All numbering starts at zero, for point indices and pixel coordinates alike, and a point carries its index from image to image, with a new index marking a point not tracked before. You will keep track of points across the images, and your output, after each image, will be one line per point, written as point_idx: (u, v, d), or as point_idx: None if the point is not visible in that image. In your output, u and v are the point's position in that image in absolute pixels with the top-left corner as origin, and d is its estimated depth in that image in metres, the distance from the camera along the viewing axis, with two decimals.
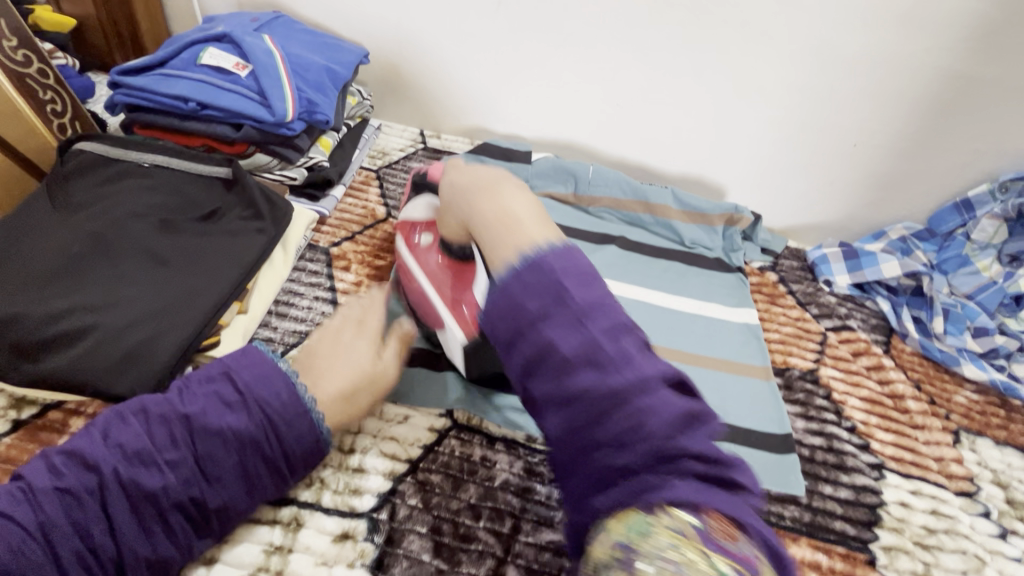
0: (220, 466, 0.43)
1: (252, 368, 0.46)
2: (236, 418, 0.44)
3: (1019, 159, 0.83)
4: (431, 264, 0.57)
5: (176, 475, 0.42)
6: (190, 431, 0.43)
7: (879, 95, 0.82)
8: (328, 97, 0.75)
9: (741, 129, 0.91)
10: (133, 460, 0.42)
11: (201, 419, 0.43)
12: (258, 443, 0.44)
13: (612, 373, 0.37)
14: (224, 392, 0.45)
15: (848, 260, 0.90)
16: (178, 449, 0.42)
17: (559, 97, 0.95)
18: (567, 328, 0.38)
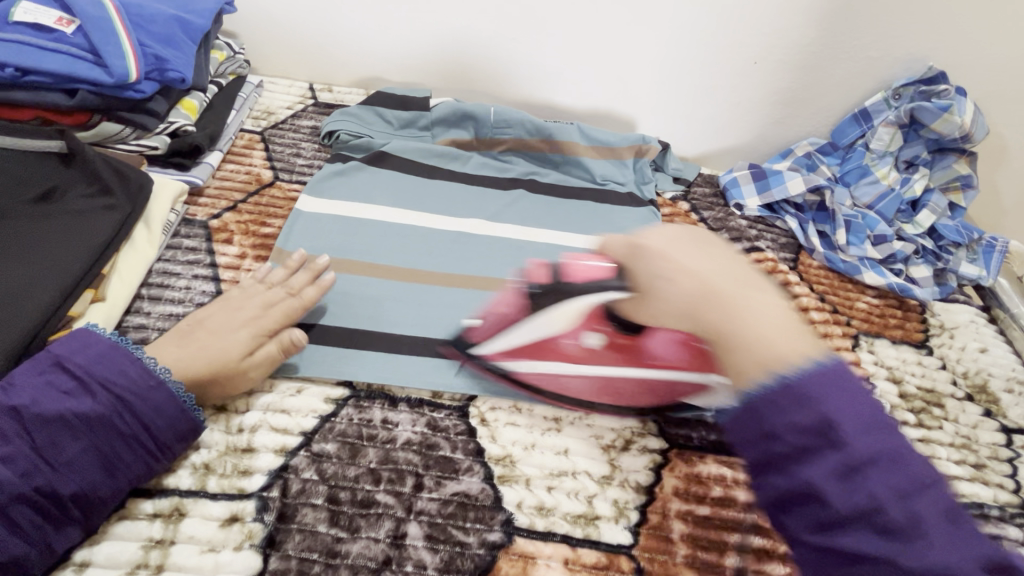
0: (65, 454, 0.41)
1: (84, 351, 0.44)
2: (77, 401, 0.42)
3: (909, 64, 0.84)
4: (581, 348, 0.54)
5: (11, 469, 0.39)
6: (22, 422, 0.41)
7: (776, 7, 0.80)
8: (183, 52, 0.67)
9: (645, 55, 0.88)
10: None
11: (32, 408, 0.41)
12: (108, 422, 0.43)
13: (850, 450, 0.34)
14: (61, 377, 0.43)
15: (757, 181, 0.90)
16: (10, 442, 0.40)
17: (453, 35, 0.88)
18: (801, 413, 0.35)
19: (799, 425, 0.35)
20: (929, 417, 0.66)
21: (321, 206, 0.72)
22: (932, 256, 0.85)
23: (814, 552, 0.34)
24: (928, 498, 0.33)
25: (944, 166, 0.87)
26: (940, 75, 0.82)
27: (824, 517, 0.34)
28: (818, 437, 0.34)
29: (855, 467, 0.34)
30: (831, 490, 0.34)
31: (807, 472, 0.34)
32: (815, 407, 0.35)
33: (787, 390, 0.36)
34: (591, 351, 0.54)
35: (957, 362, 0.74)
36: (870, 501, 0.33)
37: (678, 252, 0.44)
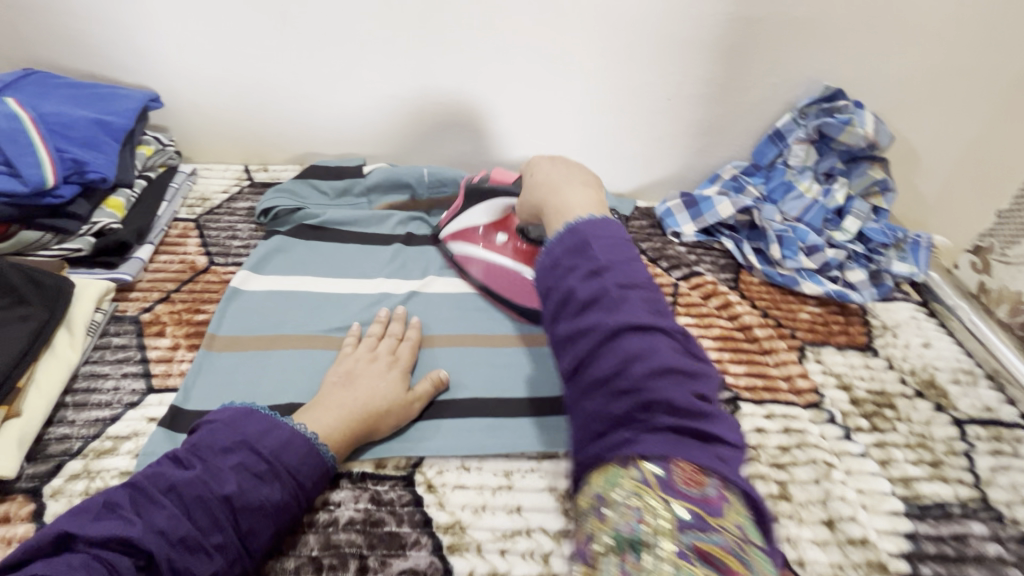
0: (259, 537, 0.44)
1: (271, 435, 0.47)
2: (271, 489, 0.45)
3: (809, 85, 0.89)
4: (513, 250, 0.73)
5: (223, 557, 0.42)
6: (231, 509, 0.43)
7: (676, 48, 0.86)
8: (105, 153, 0.68)
9: (565, 104, 0.92)
10: (179, 546, 0.40)
11: (241, 497, 0.43)
12: (289, 507, 0.46)
13: (648, 353, 0.39)
14: (216, 464, 0.44)
15: (690, 209, 0.93)
16: (222, 531, 0.42)
17: (379, 104, 0.91)
18: (617, 314, 0.41)
19: (657, 373, 0.38)
20: (882, 420, 0.66)
21: (257, 286, 0.71)
22: (865, 259, 0.88)
23: (662, 375, 0.38)
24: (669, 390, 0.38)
25: (861, 174, 0.91)
26: (837, 92, 0.88)
27: (628, 357, 0.39)
28: (601, 278, 0.43)
29: (672, 370, 0.38)
30: (662, 389, 0.38)
31: (589, 319, 0.41)
32: (637, 334, 0.40)
33: (575, 239, 0.46)
34: (499, 247, 0.74)
35: (904, 360, 0.76)
36: (653, 369, 0.39)
37: (544, 163, 0.61)
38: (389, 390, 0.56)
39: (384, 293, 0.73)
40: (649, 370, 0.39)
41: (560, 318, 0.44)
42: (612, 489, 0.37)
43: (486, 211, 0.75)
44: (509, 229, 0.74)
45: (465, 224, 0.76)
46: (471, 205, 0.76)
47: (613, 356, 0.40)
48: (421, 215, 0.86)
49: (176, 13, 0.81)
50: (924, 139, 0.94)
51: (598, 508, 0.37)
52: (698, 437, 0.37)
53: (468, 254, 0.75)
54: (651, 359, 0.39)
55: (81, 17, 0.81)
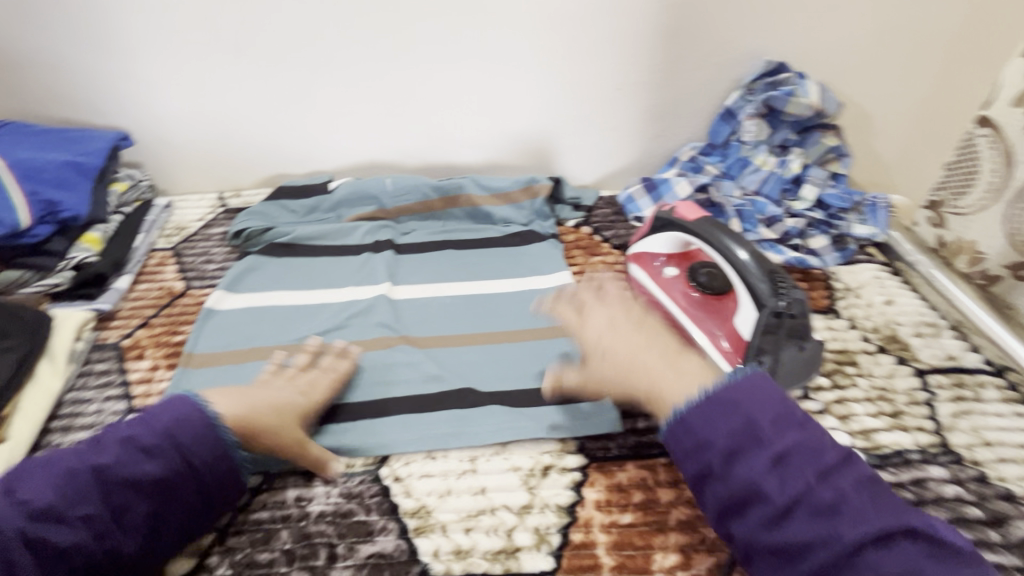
0: (122, 523, 0.45)
1: (113, 456, 0.47)
2: (137, 495, 0.46)
3: (752, 61, 0.91)
4: (681, 293, 0.69)
5: (87, 531, 0.44)
6: (100, 486, 0.45)
7: (618, 38, 0.88)
8: (77, 192, 0.72)
9: (519, 103, 0.94)
10: (41, 517, 0.43)
11: (113, 473, 0.46)
12: (107, 533, 0.44)
13: (790, 470, 0.42)
14: (138, 444, 0.48)
15: (650, 193, 0.95)
16: (92, 505, 0.44)
17: (339, 122, 0.94)
18: (731, 420, 0.45)
19: (788, 486, 0.42)
20: (843, 377, 0.68)
21: (231, 303, 0.74)
22: (826, 225, 0.90)
23: (806, 539, 0.40)
24: (841, 527, 0.39)
25: (815, 142, 0.93)
26: (779, 66, 0.90)
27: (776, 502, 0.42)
28: (781, 464, 0.42)
29: (884, 539, 0.39)
30: (770, 487, 0.42)
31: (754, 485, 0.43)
32: (766, 448, 0.43)
33: (717, 405, 0.46)
34: (669, 279, 0.71)
35: (866, 319, 0.77)
36: (795, 493, 0.41)
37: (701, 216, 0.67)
38: (293, 402, 0.57)
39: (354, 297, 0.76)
40: (770, 515, 0.42)
41: (684, 462, 0.47)
42: None
43: (667, 241, 0.72)
44: (685, 265, 0.72)
45: (646, 251, 0.74)
46: (650, 233, 0.73)
47: (759, 517, 0.42)
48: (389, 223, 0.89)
49: (134, 54, 0.85)
50: (874, 102, 0.96)
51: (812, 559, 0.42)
52: (906, 569, 0.37)
53: (655, 292, 0.71)
54: (773, 451, 0.43)
55: (48, 68, 0.86)
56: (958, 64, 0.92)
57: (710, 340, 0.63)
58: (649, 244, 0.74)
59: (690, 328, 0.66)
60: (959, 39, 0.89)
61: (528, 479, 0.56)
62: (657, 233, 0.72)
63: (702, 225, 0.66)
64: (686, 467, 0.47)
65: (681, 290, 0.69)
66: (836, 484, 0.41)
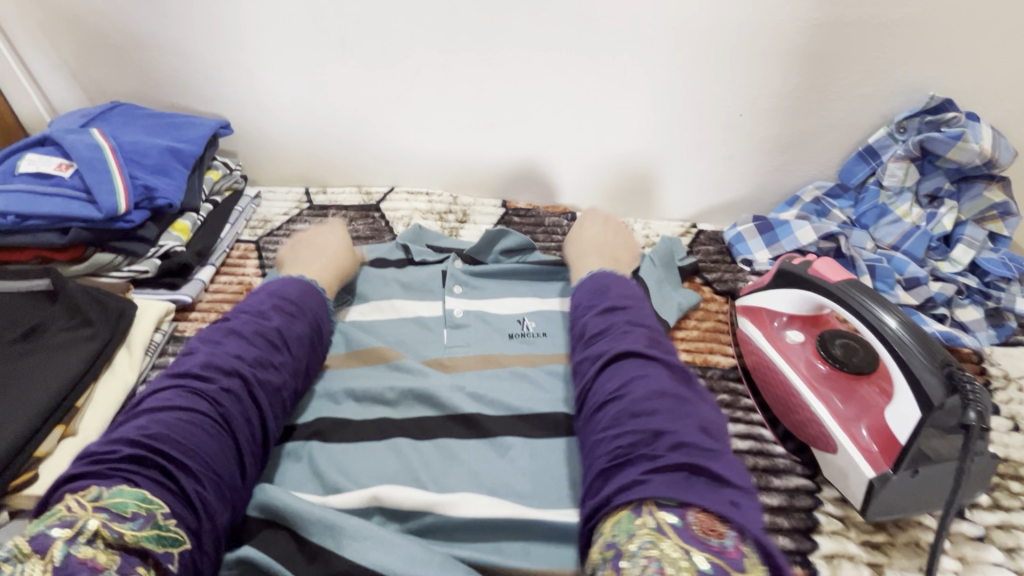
0: (278, 395, 0.52)
1: (294, 319, 0.57)
2: (273, 372, 0.52)
3: (910, 96, 0.78)
4: (806, 365, 0.59)
5: (285, 373, 0.53)
6: (283, 350, 0.54)
7: (751, 58, 0.77)
8: (174, 179, 0.72)
9: (627, 120, 0.85)
10: (254, 363, 0.50)
11: (251, 357, 0.51)
12: (280, 389, 0.52)
13: (650, 380, 0.46)
14: (278, 334, 0.54)
15: (764, 234, 0.84)
16: (280, 351, 0.53)
17: (433, 126, 0.90)
18: (636, 364, 0.48)
19: (653, 396, 0.44)
20: (1006, 495, 0.55)
21: None
22: (980, 295, 0.76)
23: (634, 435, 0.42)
24: (668, 428, 0.42)
25: (975, 196, 0.79)
26: (946, 103, 0.76)
27: (634, 408, 0.44)
28: (648, 380, 0.46)
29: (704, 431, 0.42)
30: (665, 412, 0.43)
31: (599, 345, 0.51)
32: (647, 384, 0.45)
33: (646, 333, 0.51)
34: (793, 346, 0.61)
35: None
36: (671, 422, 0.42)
37: (839, 277, 0.56)
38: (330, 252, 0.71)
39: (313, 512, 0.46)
40: (646, 433, 0.42)
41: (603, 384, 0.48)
42: (626, 536, 0.37)
43: (792, 301, 0.61)
44: (811, 330, 0.62)
45: (764, 306, 0.64)
46: (771, 287, 0.63)
47: (630, 431, 0.42)
48: (450, 258, 0.74)
49: (242, 42, 0.84)
50: None
51: (611, 557, 0.36)
52: (691, 451, 0.40)
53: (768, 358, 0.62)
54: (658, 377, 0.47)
55: (161, 51, 0.87)
56: None
57: (846, 430, 0.53)
58: (768, 300, 0.63)
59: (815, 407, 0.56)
60: None
61: None
62: (780, 288, 0.62)
63: (845, 289, 0.55)
64: (587, 391, 0.50)
65: (806, 361, 0.59)
66: (683, 398, 0.45)
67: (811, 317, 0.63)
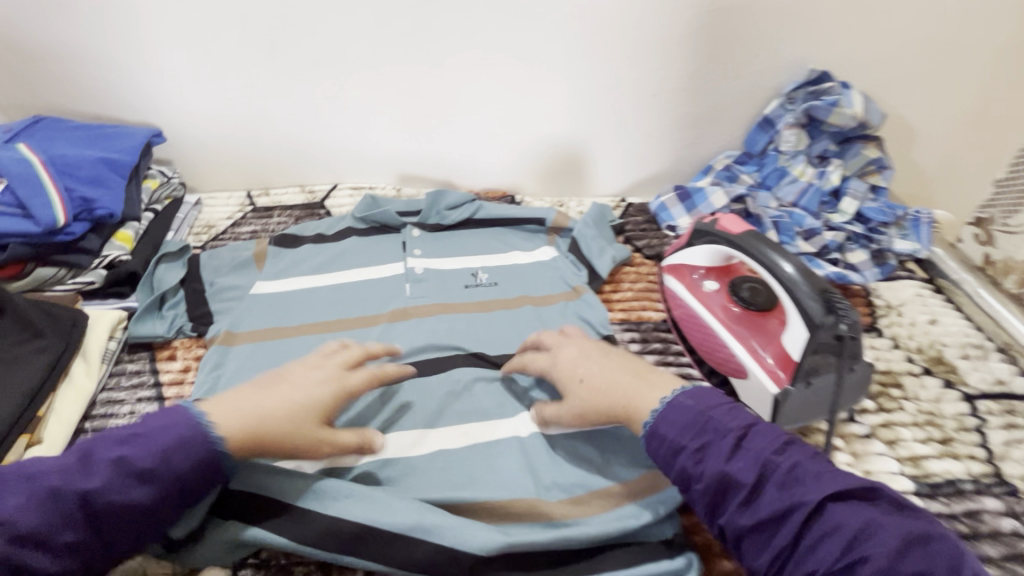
0: (142, 518, 0.45)
1: (171, 431, 0.47)
2: (139, 492, 0.44)
3: (794, 69, 0.89)
4: (721, 310, 0.67)
5: (144, 493, 0.44)
6: (138, 471, 0.44)
7: (658, 42, 0.85)
8: (112, 189, 0.72)
9: (554, 105, 0.92)
10: (100, 490, 0.43)
11: (95, 490, 0.43)
12: (145, 515, 0.45)
13: (800, 472, 0.43)
14: (112, 454, 0.45)
15: (683, 202, 0.93)
16: (139, 486, 0.44)
17: (370, 122, 0.93)
18: (766, 454, 0.45)
19: (825, 495, 0.42)
20: (888, 400, 0.65)
21: (246, 321, 0.71)
22: (865, 239, 0.88)
23: (834, 542, 0.40)
24: (861, 523, 0.40)
25: (855, 154, 0.91)
26: (823, 75, 0.87)
27: (819, 519, 0.41)
28: (798, 466, 0.44)
29: (881, 503, 0.42)
30: (836, 507, 0.41)
31: (713, 462, 0.46)
32: (797, 474, 0.43)
33: (687, 414, 0.49)
34: (709, 295, 0.70)
35: (909, 339, 0.74)
36: (857, 515, 0.40)
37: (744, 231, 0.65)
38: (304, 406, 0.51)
39: (297, 482, 0.51)
40: (837, 542, 0.40)
41: (742, 498, 0.44)
42: None
43: (706, 254, 0.69)
44: (724, 279, 0.71)
45: (683, 263, 0.73)
46: (689, 244, 0.71)
47: (821, 540, 0.40)
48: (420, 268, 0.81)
49: (166, 47, 0.84)
50: (917, 114, 0.94)
51: None
52: (886, 540, 0.39)
53: (690, 307, 0.70)
54: (794, 459, 0.44)
55: (80, 62, 0.85)
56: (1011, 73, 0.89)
57: (754, 357, 0.62)
58: (686, 256, 0.72)
59: (728, 343, 0.65)
60: (1014, 46, 0.86)
61: (562, 504, 0.54)
62: (695, 244, 0.70)
63: (747, 239, 0.63)
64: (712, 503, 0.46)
65: (720, 306, 0.68)
66: (833, 473, 0.43)
67: (722, 268, 0.71)
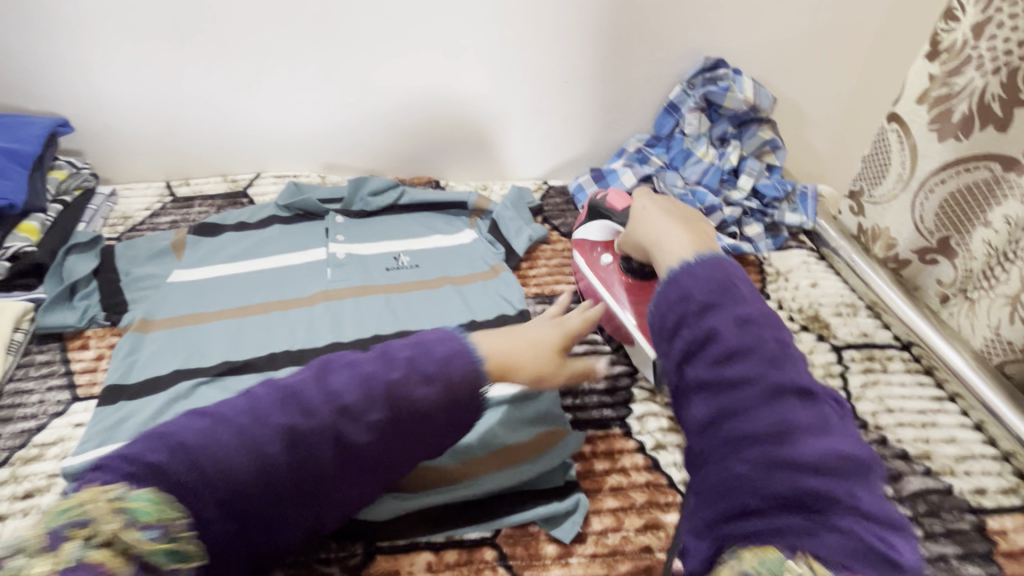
0: (334, 474, 0.45)
1: (443, 346, 0.48)
2: (324, 444, 0.43)
3: (693, 57, 0.95)
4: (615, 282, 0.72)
5: (343, 440, 0.44)
6: (349, 413, 0.44)
7: (565, 31, 0.90)
8: (12, 180, 0.72)
9: (471, 92, 0.95)
10: (285, 435, 0.42)
11: (273, 424, 0.42)
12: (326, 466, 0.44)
13: (785, 365, 0.39)
14: (391, 356, 0.46)
15: (598, 183, 0.99)
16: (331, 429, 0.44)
17: (291, 108, 0.94)
18: (760, 331, 0.41)
19: (790, 395, 0.38)
20: None
21: (163, 308, 0.72)
22: (760, 214, 0.96)
23: (768, 438, 0.37)
24: (806, 436, 0.36)
25: (751, 136, 0.99)
26: (718, 62, 0.94)
27: (770, 400, 0.38)
28: (780, 359, 0.39)
29: (834, 431, 0.37)
30: (802, 412, 0.37)
31: (711, 323, 0.41)
32: (774, 356, 0.39)
33: (705, 272, 0.44)
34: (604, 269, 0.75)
35: (793, 301, 0.83)
36: (817, 423, 0.37)
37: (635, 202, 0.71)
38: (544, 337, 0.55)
39: None
40: (775, 435, 0.37)
41: (709, 353, 0.40)
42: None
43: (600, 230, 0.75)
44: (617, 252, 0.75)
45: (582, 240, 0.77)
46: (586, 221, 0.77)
47: (758, 420, 0.37)
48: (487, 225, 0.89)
49: (65, 33, 0.82)
50: (806, 98, 1.02)
51: None
52: (827, 466, 0.35)
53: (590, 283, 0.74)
54: (786, 351, 0.40)
55: None
56: (883, 59, 0.98)
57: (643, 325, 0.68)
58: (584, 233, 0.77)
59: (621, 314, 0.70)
60: (884, 35, 0.95)
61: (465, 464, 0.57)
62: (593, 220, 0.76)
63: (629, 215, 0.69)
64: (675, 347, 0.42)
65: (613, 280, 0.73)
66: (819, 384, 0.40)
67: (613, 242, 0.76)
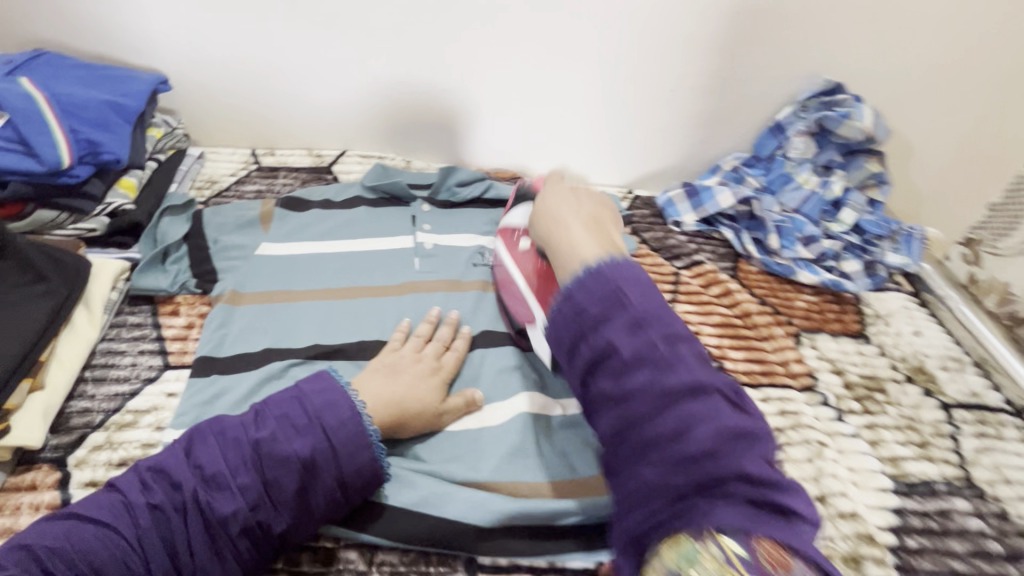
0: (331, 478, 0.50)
1: (321, 395, 0.53)
2: (300, 443, 0.50)
3: (810, 78, 0.90)
4: None
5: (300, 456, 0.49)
6: (261, 453, 0.49)
7: (682, 37, 0.86)
8: (118, 134, 0.70)
9: (572, 91, 0.92)
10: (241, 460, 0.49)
11: (270, 444, 0.49)
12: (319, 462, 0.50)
13: (685, 392, 0.43)
14: (297, 413, 0.52)
15: (691, 198, 0.95)
16: (295, 443, 0.50)
17: (386, 87, 0.91)
18: (652, 363, 0.44)
19: (711, 438, 0.41)
20: (872, 403, 0.70)
21: (253, 282, 0.70)
22: (860, 249, 0.91)
23: (685, 456, 0.41)
24: (734, 446, 0.41)
25: (858, 167, 0.94)
26: (837, 86, 0.89)
27: (673, 426, 0.42)
28: (680, 377, 0.43)
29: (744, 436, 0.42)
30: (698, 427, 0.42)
31: (634, 379, 0.44)
32: (677, 387, 0.43)
33: (608, 295, 0.47)
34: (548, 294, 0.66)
35: (895, 348, 0.78)
36: (703, 446, 0.41)
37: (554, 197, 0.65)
38: (428, 394, 0.59)
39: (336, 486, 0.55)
40: (685, 442, 0.41)
41: (609, 381, 0.45)
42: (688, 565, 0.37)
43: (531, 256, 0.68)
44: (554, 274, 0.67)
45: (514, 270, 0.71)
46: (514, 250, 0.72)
47: (677, 446, 0.41)
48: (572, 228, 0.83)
49: None
50: None
51: None
52: (751, 478, 0.40)
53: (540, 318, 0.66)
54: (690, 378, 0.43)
55: None
56: None
57: None
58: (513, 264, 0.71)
59: None
60: None
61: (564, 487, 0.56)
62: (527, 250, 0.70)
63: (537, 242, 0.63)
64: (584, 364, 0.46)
65: None
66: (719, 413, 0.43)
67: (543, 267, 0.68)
